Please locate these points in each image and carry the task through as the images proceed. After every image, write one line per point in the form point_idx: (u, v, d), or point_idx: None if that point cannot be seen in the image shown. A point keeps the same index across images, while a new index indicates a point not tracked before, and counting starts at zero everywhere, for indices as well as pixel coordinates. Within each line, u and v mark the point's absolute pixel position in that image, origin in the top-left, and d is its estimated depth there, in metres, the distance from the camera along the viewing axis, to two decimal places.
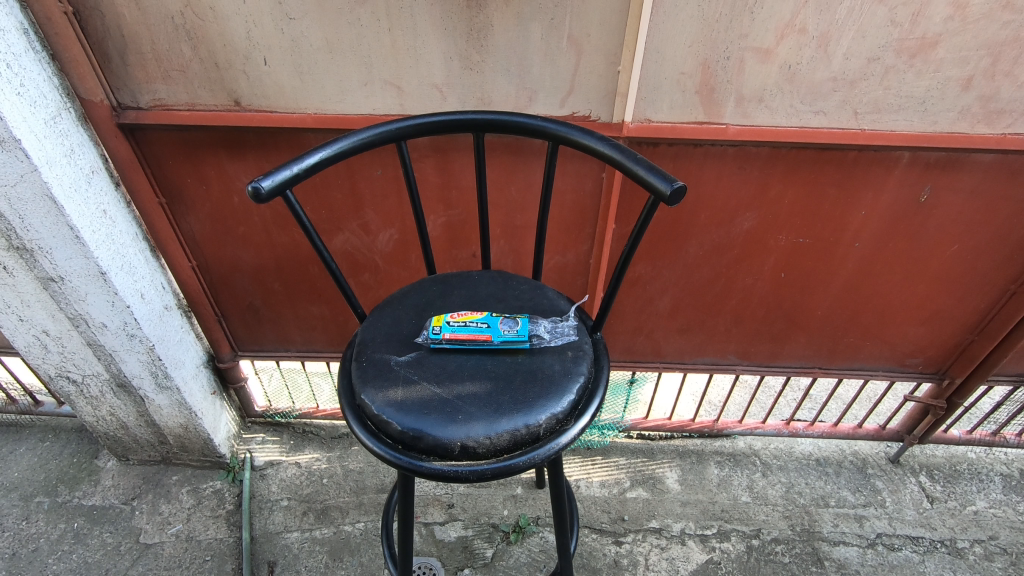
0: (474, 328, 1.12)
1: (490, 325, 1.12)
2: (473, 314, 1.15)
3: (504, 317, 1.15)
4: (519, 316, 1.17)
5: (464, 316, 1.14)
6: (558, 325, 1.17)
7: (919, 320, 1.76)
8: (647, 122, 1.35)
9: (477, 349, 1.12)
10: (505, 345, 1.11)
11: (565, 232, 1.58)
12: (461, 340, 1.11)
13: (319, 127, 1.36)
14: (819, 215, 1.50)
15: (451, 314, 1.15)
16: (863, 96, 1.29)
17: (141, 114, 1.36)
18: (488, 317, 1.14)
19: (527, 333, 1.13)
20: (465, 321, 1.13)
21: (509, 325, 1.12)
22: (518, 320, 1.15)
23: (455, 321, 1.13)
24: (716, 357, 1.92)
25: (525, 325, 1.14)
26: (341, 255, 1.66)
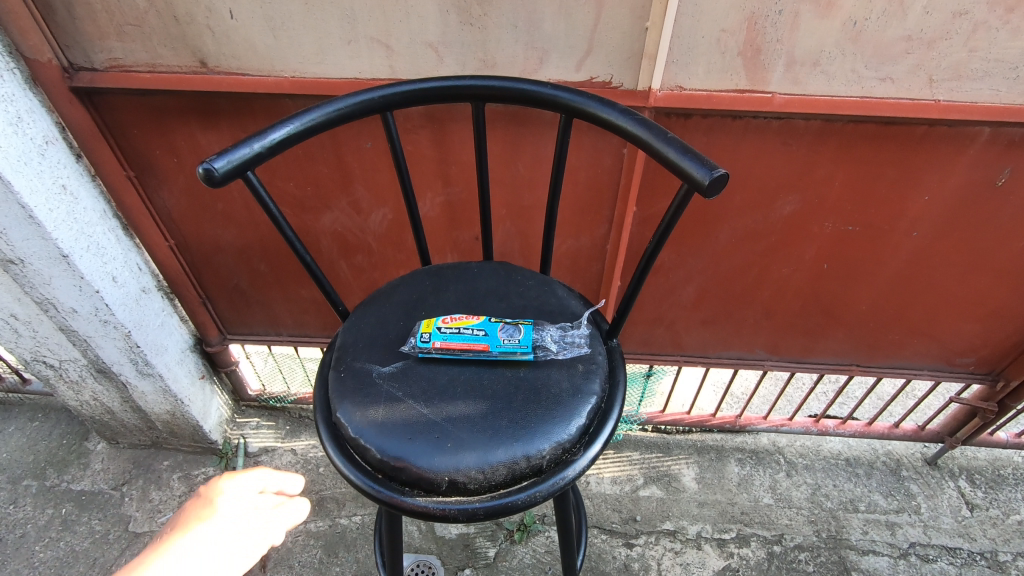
0: (469, 336, 0.96)
1: (489, 334, 0.96)
2: (468, 319, 0.99)
3: (505, 323, 0.99)
4: (523, 321, 1.00)
5: (458, 322, 0.98)
6: (568, 335, 1.00)
7: (978, 316, 1.54)
8: (678, 89, 1.15)
9: (473, 362, 0.95)
10: (505, 357, 0.95)
11: (579, 214, 1.40)
12: (456, 351, 0.95)
13: (297, 93, 1.18)
14: (873, 200, 1.30)
15: (444, 318, 0.99)
16: (942, 59, 1.07)
17: (96, 76, 1.19)
18: (486, 322, 0.98)
19: (531, 343, 0.96)
20: (459, 327, 0.97)
21: (510, 333, 0.95)
22: (520, 327, 0.98)
23: (447, 328, 0.97)
24: (742, 352, 1.74)
25: (528, 333, 0.97)
26: (331, 236, 1.50)
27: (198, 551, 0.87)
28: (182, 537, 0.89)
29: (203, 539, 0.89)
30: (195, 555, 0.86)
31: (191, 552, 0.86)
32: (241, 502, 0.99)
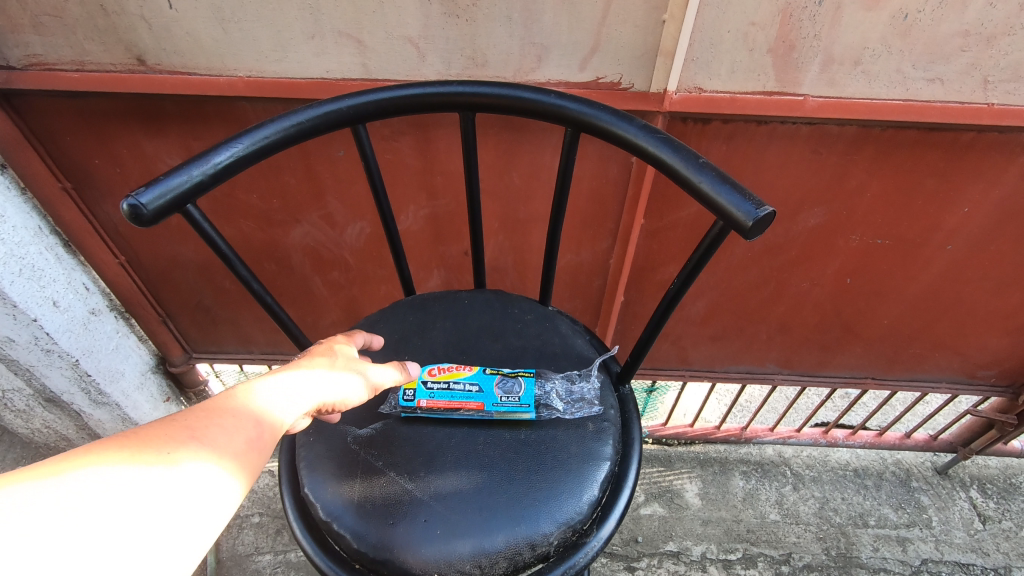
0: (460, 393, 0.84)
1: (484, 390, 0.84)
2: (460, 371, 0.86)
3: (502, 375, 0.86)
4: (523, 372, 0.87)
5: (448, 375, 0.85)
6: (576, 390, 0.87)
7: (1006, 330, 1.44)
8: (697, 91, 1.00)
9: (466, 424, 0.83)
10: (503, 418, 0.83)
11: (581, 228, 1.25)
12: (446, 411, 0.83)
13: (254, 96, 1.01)
14: (907, 212, 1.17)
15: (431, 369, 0.86)
16: (1001, 58, 0.93)
17: (14, 76, 1.01)
18: (479, 374, 0.85)
19: (533, 400, 0.84)
20: (449, 383, 0.84)
21: (509, 391, 0.83)
22: (520, 381, 0.85)
23: (435, 383, 0.85)
24: (752, 366, 1.63)
25: (529, 389, 0.84)
26: (302, 251, 1.34)
27: (165, 517, 0.46)
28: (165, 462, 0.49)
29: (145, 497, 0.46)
30: (151, 521, 0.45)
31: (162, 505, 0.46)
32: (206, 496, 0.49)
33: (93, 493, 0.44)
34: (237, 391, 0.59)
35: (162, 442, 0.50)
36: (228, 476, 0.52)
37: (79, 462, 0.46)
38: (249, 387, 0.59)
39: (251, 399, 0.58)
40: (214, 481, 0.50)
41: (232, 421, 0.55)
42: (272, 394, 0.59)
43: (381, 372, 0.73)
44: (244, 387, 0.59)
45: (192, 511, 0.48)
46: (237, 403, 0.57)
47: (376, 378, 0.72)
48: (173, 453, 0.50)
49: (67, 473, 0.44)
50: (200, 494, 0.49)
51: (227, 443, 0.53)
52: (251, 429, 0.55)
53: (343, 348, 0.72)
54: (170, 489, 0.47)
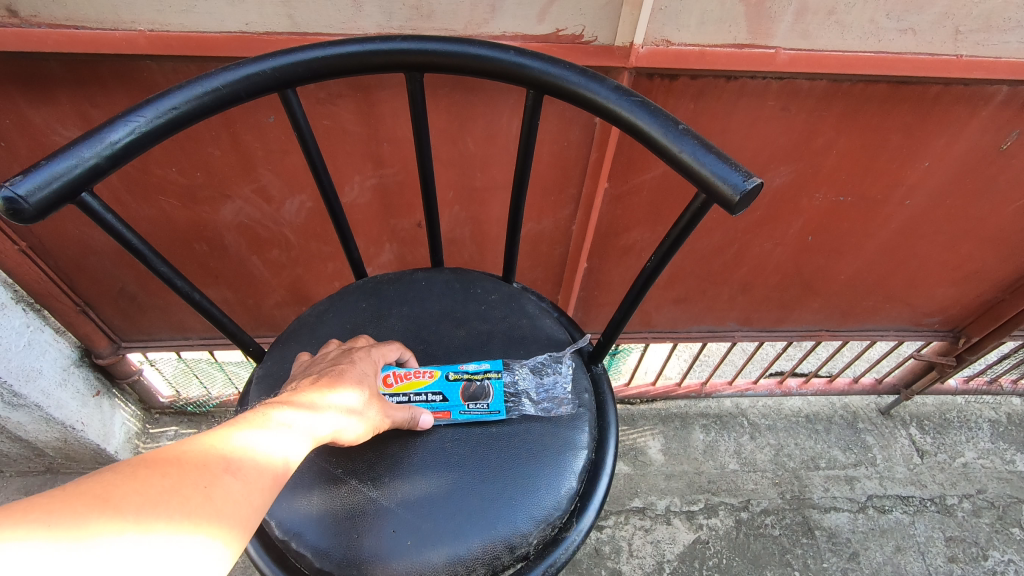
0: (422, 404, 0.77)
1: (449, 399, 0.78)
2: (420, 378, 0.78)
3: (466, 378, 0.79)
4: (492, 372, 0.80)
5: (409, 386, 0.78)
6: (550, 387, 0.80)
7: (952, 280, 1.48)
8: (664, 44, 0.92)
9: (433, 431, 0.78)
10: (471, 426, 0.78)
11: (541, 195, 1.17)
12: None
13: (161, 54, 0.86)
14: (872, 168, 1.15)
15: (390, 378, 0.77)
16: (974, 6, 0.89)
17: None
18: (441, 380, 0.79)
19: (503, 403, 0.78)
20: (408, 394, 0.77)
21: (477, 400, 0.77)
22: (489, 385, 0.79)
23: (394, 397, 0.77)
24: (713, 325, 1.63)
25: (497, 393, 0.78)
26: (236, 230, 1.21)
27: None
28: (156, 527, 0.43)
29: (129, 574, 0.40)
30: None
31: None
32: None
33: (73, 564, 0.38)
34: (229, 435, 0.53)
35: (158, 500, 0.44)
36: (215, 559, 0.45)
37: (62, 520, 0.40)
38: (240, 432, 0.54)
39: (241, 449, 0.53)
40: (199, 559, 0.44)
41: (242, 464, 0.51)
42: (262, 443, 0.54)
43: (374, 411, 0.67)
44: (235, 431, 0.54)
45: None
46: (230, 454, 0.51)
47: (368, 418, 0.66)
48: (165, 518, 0.44)
49: (50, 534, 0.39)
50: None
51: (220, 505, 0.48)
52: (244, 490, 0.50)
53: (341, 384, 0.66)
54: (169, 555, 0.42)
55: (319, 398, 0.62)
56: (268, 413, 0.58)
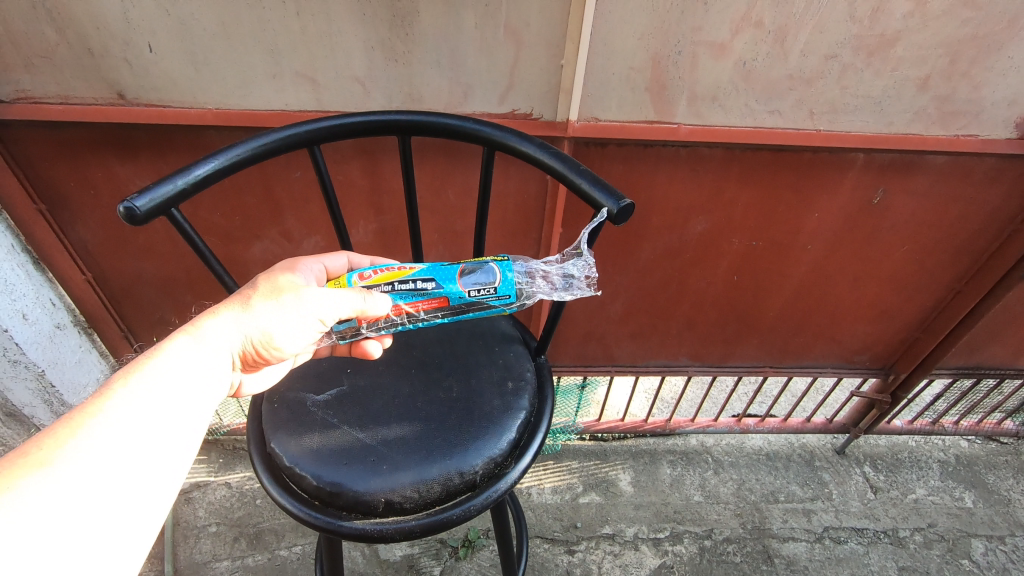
0: (419, 294, 0.81)
1: (443, 286, 0.81)
2: (405, 270, 0.82)
3: (468, 267, 0.82)
4: (495, 261, 0.83)
5: (387, 276, 0.82)
6: (566, 268, 0.90)
7: (868, 319, 1.74)
8: (594, 120, 1.23)
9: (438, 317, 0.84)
10: (474, 306, 0.82)
11: (509, 238, 1.46)
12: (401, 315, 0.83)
13: (223, 125, 1.18)
14: (774, 218, 1.44)
15: (357, 277, 0.82)
16: (821, 96, 1.21)
17: (3, 108, 1.13)
18: (437, 269, 0.82)
19: (512, 288, 0.81)
20: (393, 282, 0.81)
21: (475, 287, 0.80)
22: (495, 272, 0.81)
23: (377, 286, 0.82)
24: (668, 360, 1.86)
25: (507, 278, 0.81)
26: (262, 265, 1.49)
27: (149, 436, 0.64)
28: (100, 422, 0.62)
29: (113, 439, 0.61)
30: (125, 483, 0.60)
31: (143, 433, 0.64)
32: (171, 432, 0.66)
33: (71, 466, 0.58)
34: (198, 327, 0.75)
35: (73, 419, 0.62)
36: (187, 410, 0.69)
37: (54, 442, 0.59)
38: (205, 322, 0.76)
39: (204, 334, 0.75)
40: (181, 405, 0.69)
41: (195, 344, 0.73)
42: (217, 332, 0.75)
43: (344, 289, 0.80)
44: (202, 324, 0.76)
45: (152, 440, 0.64)
46: (164, 347, 0.72)
47: (315, 294, 0.78)
48: (81, 429, 0.61)
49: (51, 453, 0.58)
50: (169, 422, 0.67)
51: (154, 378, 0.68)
52: (192, 355, 0.73)
53: (291, 277, 0.84)
54: (146, 425, 0.64)
55: (260, 289, 0.80)
56: (201, 316, 0.78)
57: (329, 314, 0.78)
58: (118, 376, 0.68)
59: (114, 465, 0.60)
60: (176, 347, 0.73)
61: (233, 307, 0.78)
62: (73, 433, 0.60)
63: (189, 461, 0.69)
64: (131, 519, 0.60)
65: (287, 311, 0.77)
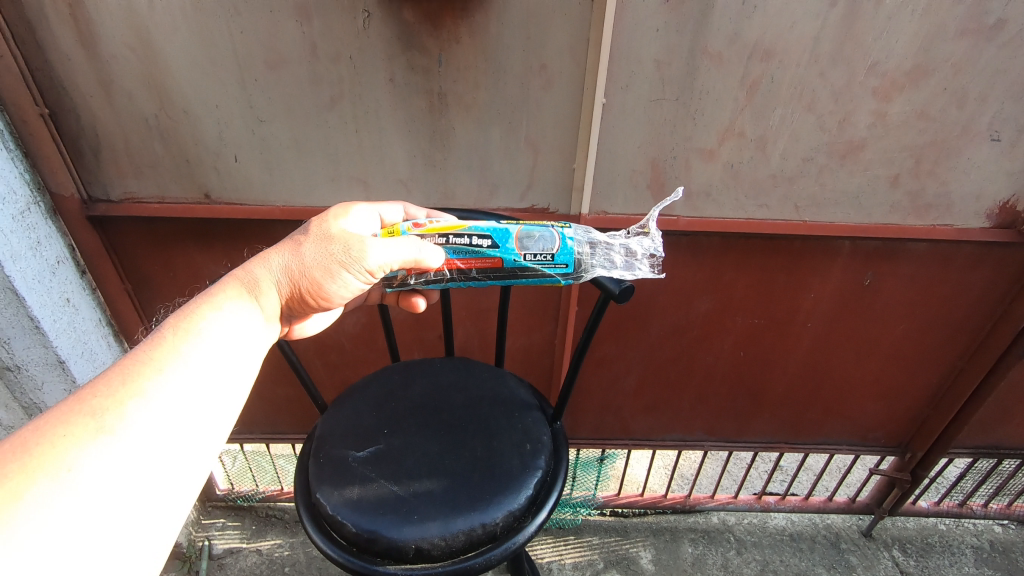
0: (481, 251, 0.98)
1: (499, 248, 0.97)
2: (463, 226, 0.98)
3: (525, 231, 0.98)
4: (557, 231, 0.99)
5: (445, 228, 0.99)
6: (628, 248, 1.08)
7: (877, 394, 1.80)
8: (603, 213, 1.42)
9: (489, 275, 1.01)
10: (524, 270, 0.99)
11: (529, 315, 1.62)
12: (454, 269, 1.00)
13: (287, 218, 1.40)
14: (772, 297, 1.57)
15: (411, 226, 0.99)
16: (803, 192, 1.38)
17: (111, 207, 1.38)
18: (497, 229, 0.98)
19: (568, 255, 0.98)
20: (457, 236, 0.98)
21: (534, 253, 0.96)
22: (554, 240, 0.98)
23: (436, 236, 0.99)
24: (684, 434, 1.93)
25: (565, 246, 0.98)
26: (308, 338, 1.67)
27: (197, 396, 0.71)
28: (152, 381, 0.69)
29: (165, 400, 0.68)
30: (181, 429, 0.68)
31: (191, 393, 0.71)
32: (220, 388, 0.74)
33: (134, 413, 0.66)
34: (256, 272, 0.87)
35: (129, 375, 0.68)
36: (234, 368, 0.77)
37: (118, 389, 0.67)
38: (260, 271, 0.87)
39: (259, 281, 0.87)
40: (228, 360, 0.77)
41: (245, 299, 0.83)
42: (269, 279, 0.87)
43: (399, 241, 0.93)
44: (257, 272, 0.87)
45: (200, 395, 0.72)
46: (215, 304, 0.80)
47: (365, 243, 0.90)
48: (142, 379, 0.68)
49: (115, 400, 0.66)
50: (218, 376, 0.74)
51: (205, 335, 0.76)
52: (234, 317, 0.80)
53: (341, 227, 0.95)
54: (196, 379, 0.72)
55: (310, 239, 0.92)
56: (253, 267, 0.88)
57: (386, 260, 0.91)
58: (168, 334, 0.74)
59: (168, 425, 0.67)
60: (222, 308, 0.80)
61: (284, 255, 0.89)
62: (127, 392, 0.67)
63: (233, 417, 0.77)
64: (197, 451, 0.70)
65: (340, 259, 0.90)
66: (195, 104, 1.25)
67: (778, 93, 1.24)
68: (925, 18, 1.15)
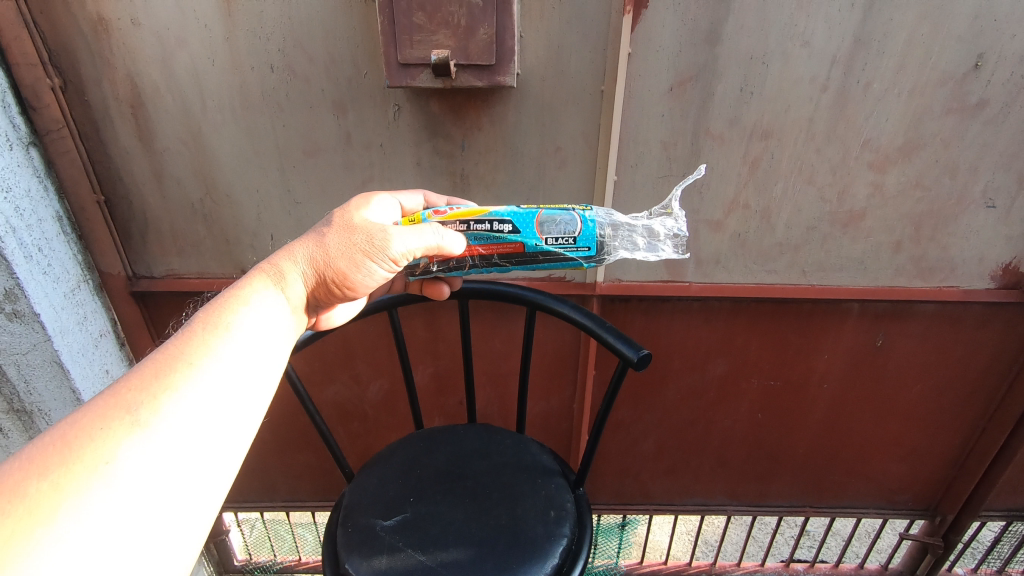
0: (501, 236, 0.95)
1: (521, 232, 0.94)
2: (484, 212, 0.95)
3: (546, 215, 0.94)
4: (578, 213, 0.95)
5: (464, 214, 0.96)
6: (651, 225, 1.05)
7: (899, 455, 1.79)
8: (617, 281, 1.48)
9: (511, 261, 0.97)
10: (547, 254, 0.95)
11: (548, 380, 1.65)
12: (476, 256, 0.97)
13: None
14: (785, 359, 1.60)
15: (432, 214, 0.97)
16: (809, 258, 1.44)
17: (153, 283, 1.47)
18: (517, 213, 0.95)
19: (591, 238, 0.94)
20: (476, 222, 0.95)
21: (555, 236, 0.92)
22: (576, 222, 0.94)
23: (456, 223, 0.96)
24: (705, 498, 1.91)
25: (587, 228, 0.94)
26: (332, 406, 1.71)
27: (228, 394, 0.70)
28: (185, 377, 0.68)
29: (198, 398, 0.67)
30: (214, 428, 0.68)
31: (222, 391, 0.70)
32: (250, 387, 0.73)
33: (168, 410, 0.65)
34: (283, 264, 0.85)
35: (163, 373, 0.67)
36: (264, 366, 0.76)
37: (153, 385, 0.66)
38: (286, 263, 0.85)
39: (285, 274, 0.84)
40: (258, 356, 0.76)
41: (273, 291, 0.82)
42: (293, 273, 0.85)
43: (421, 228, 0.91)
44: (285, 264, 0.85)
45: (231, 393, 0.71)
46: (244, 298, 0.79)
47: (388, 232, 0.88)
48: (176, 377, 0.68)
49: (149, 398, 0.65)
50: (247, 373, 0.73)
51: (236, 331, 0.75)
52: (263, 313, 0.79)
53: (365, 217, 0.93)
54: (227, 376, 0.71)
55: (333, 229, 0.90)
56: (279, 259, 0.86)
57: (409, 247, 0.88)
58: (199, 329, 0.73)
59: (205, 418, 0.67)
60: (251, 303, 0.79)
61: (309, 247, 0.87)
62: (161, 388, 0.66)
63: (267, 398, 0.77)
64: (229, 450, 0.70)
65: (363, 248, 0.88)
66: (237, 189, 1.35)
67: (778, 169, 1.33)
68: (911, 101, 1.24)
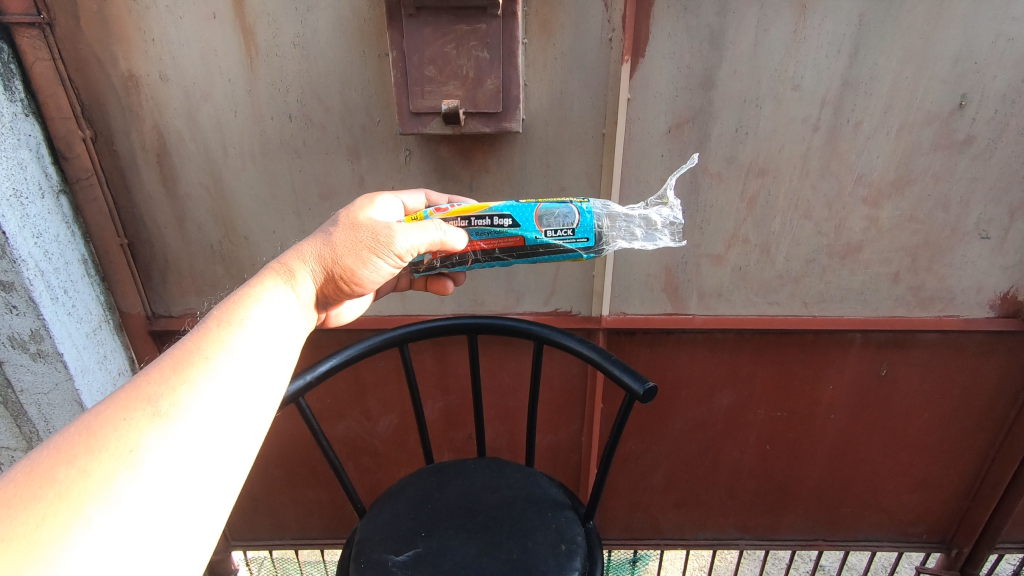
0: (502, 230, 0.98)
1: (521, 226, 0.96)
2: (484, 207, 0.98)
3: (544, 208, 0.97)
4: (575, 206, 0.97)
5: (465, 210, 0.99)
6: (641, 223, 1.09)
7: (911, 486, 1.78)
8: (622, 314, 1.52)
9: (513, 254, 1.00)
10: (546, 246, 0.97)
11: (556, 412, 1.67)
12: (478, 250, 1.00)
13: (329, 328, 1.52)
14: (791, 389, 1.61)
15: (434, 211, 1.00)
16: (809, 290, 1.48)
17: (171, 322, 1.51)
18: (516, 207, 0.97)
19: (588, 228, 0.96)
20: (477, 217, 0.98)
21: (554, 229, 0.95)
22: (573, 214, 0.96)
23: (458, 219, 0.99)
24: (717, 532, 1.90)
25: (585, 219, 0.96)
26: (342, 442, 1.73)
27: (244, 388, 0.72)
28: (202, 371, 0.70)
29: (216, 392, 0.69)
30: (231, 420, 0.70)
31: (238, 385, 0.72)
32: (265, 382, 0.75)
33: (188, 401, 0.67)
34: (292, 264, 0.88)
35: (182, 367, 0.69)
36: (278, 361, 0.78)
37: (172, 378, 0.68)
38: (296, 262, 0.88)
39: (294, 273, 0.87)
40: (272, 352, 0.78)
41: (285, 289, 0.85)
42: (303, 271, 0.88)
43: (423, 224, 0.95)
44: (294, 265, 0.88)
45: (246, 386, 0.73)
46: (257, 297, 0.81)
47: (392, 229, 0.93)
48: (194, 370, 0.70)
49: (169, 390, 0.67)
50: (262, 368, 0.75)
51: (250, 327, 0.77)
52: (275, 310, 0.81)
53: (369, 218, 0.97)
54: (243, 371, 0.73)
55: (338, 228, 0.94)
56: (289, 260, 0.88)
57: (414, 244, 0.93)
58: (214, 326, 0.75)
59: (224, 411, 0.69)
60: (264, 301, 0.81)
61: (316, 246, 0.91)
62: (180, 380, 0.68)
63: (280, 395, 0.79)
64: (245, 444, 0.71)
65: (369, 244, 0.92)
66: (255, 230, 1.41)
67: (776, 204, 1.37)
68: (900, 138, 1.29)
